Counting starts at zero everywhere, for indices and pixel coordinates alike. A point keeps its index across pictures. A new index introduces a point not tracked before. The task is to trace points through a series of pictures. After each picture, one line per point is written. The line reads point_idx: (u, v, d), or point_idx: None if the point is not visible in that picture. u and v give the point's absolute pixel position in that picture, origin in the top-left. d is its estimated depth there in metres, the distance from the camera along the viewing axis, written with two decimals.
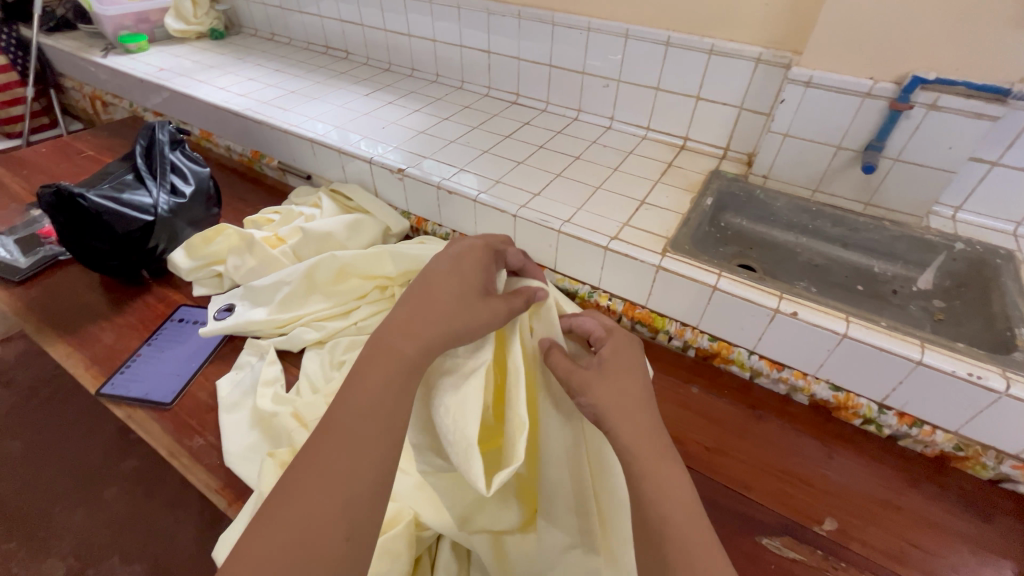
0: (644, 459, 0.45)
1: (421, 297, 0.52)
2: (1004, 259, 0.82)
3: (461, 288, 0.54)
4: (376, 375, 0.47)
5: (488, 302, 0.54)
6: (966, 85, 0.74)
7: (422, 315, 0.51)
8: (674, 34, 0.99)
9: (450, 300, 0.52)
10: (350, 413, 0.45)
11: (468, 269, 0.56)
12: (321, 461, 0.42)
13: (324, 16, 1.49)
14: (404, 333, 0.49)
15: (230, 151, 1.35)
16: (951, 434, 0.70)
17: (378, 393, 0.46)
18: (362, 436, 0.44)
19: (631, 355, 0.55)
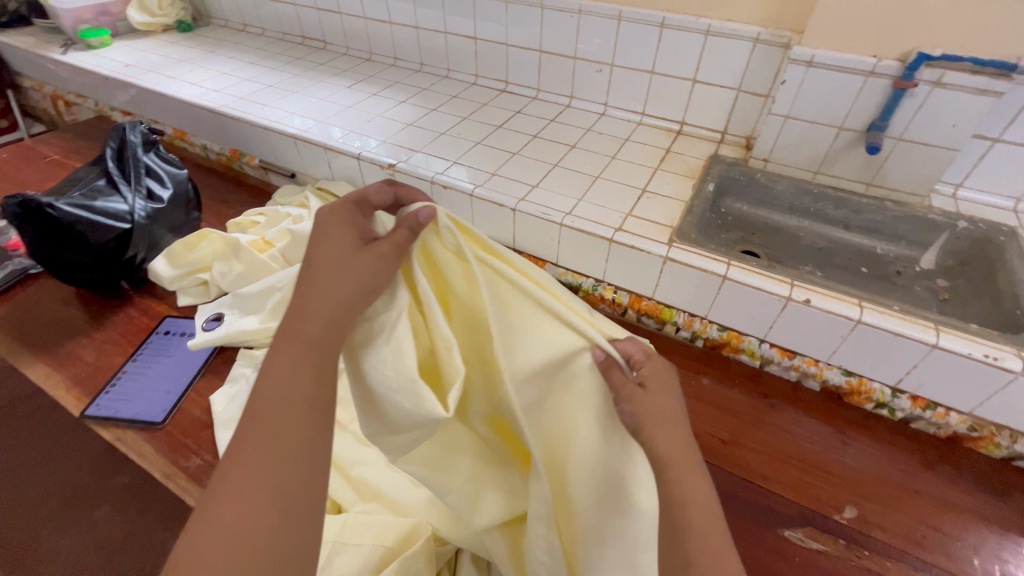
0: (678, 464, 0.42)
1: (300, 283, 0.45)
2: (1007, 237, 0.82)
3: (341, 250, 0.46)
4: (281, 360, 0.42)
5: (368, 251, 0.45)
6: (971, 61, 0.73)
7: (309, 295, 0.44)
8: (669, 15, 0.96)
9: (332, 264, 0.45)
10: (265, 404, 0.40)
11: (338, 226, 0.47)
12: (242, 462, 0.38)
13: (297, 4, 1.42)
14: (298, 316, 0.44)
15: (207, 150, 1.29)
16: (965, 415, 0.70)
17: (288, 378, 0.41)
18: (284, 427, 0.40)
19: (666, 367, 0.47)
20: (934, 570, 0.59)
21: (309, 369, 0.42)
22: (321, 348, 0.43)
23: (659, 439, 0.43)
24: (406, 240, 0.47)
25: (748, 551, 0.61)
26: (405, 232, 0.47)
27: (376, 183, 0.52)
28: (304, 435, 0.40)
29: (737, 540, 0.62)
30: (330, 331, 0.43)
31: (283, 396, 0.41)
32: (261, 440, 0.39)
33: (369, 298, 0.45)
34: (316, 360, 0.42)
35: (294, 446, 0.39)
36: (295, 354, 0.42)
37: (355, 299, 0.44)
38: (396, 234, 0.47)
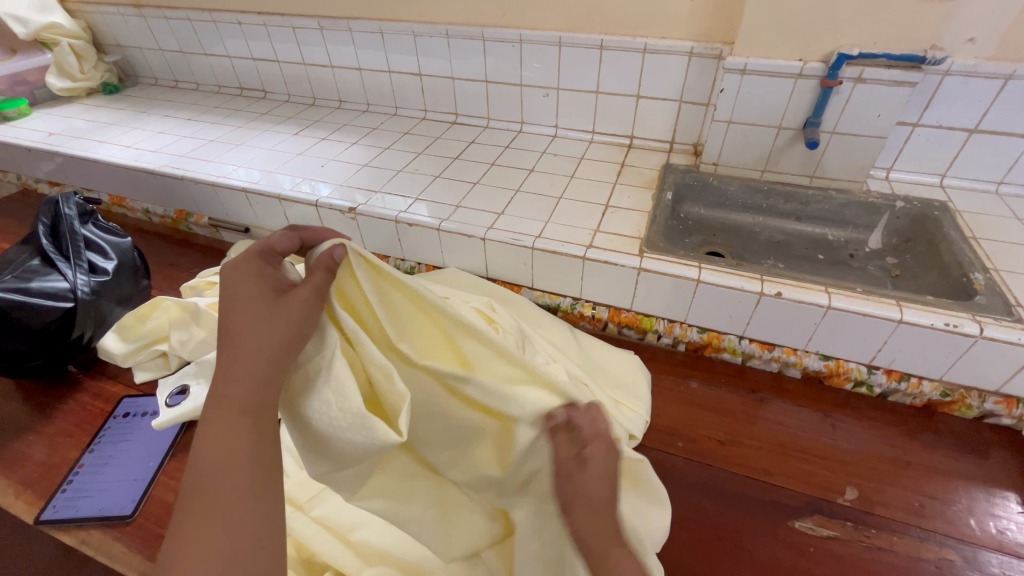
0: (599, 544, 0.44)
1: (225, 350, 0.45)
2: (941, 211, 0.89)
3: (259, 304, 0.46)
4: (216, 423, 0.41)
5: (287, 303, 0.46)
6: (887, 57, 0.80)
7: (234, 360, 0.44)
8: (606, 37, 1.00)
9: (254, 318, 0.45)
10: (203, 473, 0.39)
11: (248, 286, 0.47)
12: (188, 536, 0.37)
13: (232, 56, 1.39)
14: (226, 379, 0.43)
15: (149, 214, 1.22)
16: (936, 382, 0.73)
17: (223, 441, 0.41)
18: (229, 490, 0.39)
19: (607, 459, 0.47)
20: (939, 538, 0.61)
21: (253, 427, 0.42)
22: (254, 409, 0.43)
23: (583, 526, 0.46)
24: (324, 282, 0.48)
25: (763, 549, 0.61)
26: (322, 274, 0.48)
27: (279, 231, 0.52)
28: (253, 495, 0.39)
29: (749, 540, 0.62)
30: (264, 392, 0.43)
31: (222, 460, 0.40)
32: (205, 509, 0.38)
33: (298, 344, 0.46)
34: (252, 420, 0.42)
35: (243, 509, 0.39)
36: (230, 416, 0.42)
37: (282, 352, 0.45)
38: (314, 278, 0.48)
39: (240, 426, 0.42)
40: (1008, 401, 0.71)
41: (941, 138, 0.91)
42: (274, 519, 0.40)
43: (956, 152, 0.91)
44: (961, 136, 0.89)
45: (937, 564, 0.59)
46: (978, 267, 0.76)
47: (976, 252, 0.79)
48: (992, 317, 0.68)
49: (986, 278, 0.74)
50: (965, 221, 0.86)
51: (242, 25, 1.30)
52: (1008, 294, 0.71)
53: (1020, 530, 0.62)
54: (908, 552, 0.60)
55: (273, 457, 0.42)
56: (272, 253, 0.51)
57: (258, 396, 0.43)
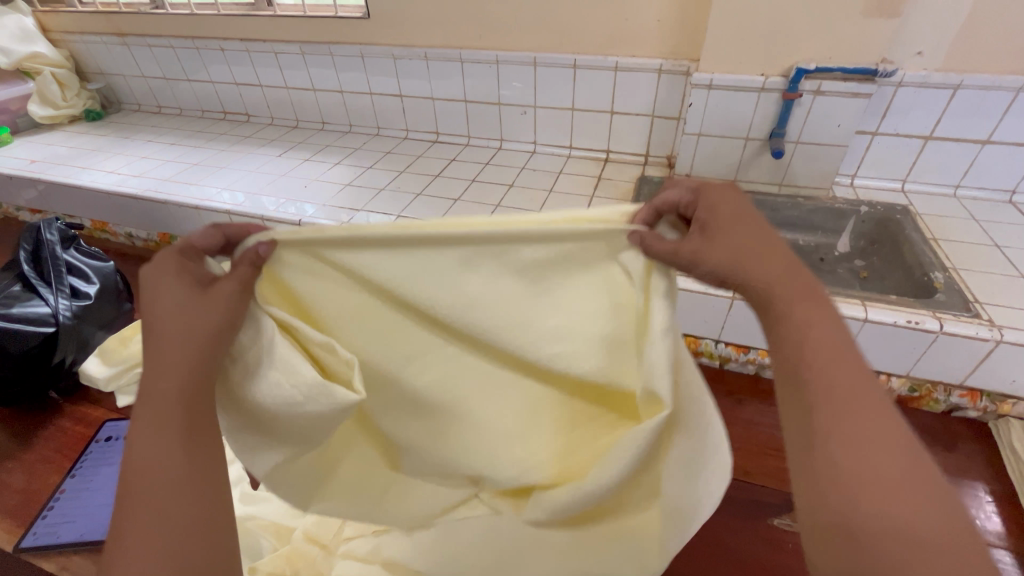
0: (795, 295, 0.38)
1: (148, 352, 0.41)
2: (902, 214, 0.93)
3: (180, 299, 0.41)
4: (147, 416, 0.39)
5: (214, 298, 0.42)
6: (842, 70, 0.84)
7: (157, 357, 0.40)
8: (579, 57, 1.04)
9: (178, 312, 0.41)
10: (138, 463, 0.38)
11: (165, 281, 0.42)
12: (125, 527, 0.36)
13: (215, 81, 1.41)
14: (151, 373, 0.40)
15: (132, 238, 1.22)
16: (904, 378, 0.76)
17: (157, 431, 0.38)
18: (160, 482, 0.37)
19: (733, 203, 0.42)
20: None
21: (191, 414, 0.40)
22: (184, 397, 0.40)
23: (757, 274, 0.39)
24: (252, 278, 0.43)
25: (742, 546, 0.63)
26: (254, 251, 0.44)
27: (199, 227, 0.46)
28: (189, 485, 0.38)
29: (729, 539, 0.63)
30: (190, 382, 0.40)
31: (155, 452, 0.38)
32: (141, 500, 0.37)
33: (227, 336, 0.42)
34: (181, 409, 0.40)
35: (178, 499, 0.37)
36: (156, 409, 0.39)
37: (205, 341, 0.41)
38: (238, 274, 0.42)
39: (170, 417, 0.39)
40: (971, 393, 0.73)
41: (900, 145, 0.95)
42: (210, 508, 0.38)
43: (914, 157, 0.96)
44: (918, 142, 0.94)
45: None
46: (937, 267, 0.80)
47: (935, 253, 0.83)
48: (951, 313, 0.71)
49: (946, 276, 0.78)
50: (926, 223, 0.90)
51: (224, 52, 1.32)
52: (965, 291, 0.75)
53: (989, 518, 0.64)
54: None
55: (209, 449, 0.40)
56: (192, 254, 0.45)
57: (189, 385, 0.40)
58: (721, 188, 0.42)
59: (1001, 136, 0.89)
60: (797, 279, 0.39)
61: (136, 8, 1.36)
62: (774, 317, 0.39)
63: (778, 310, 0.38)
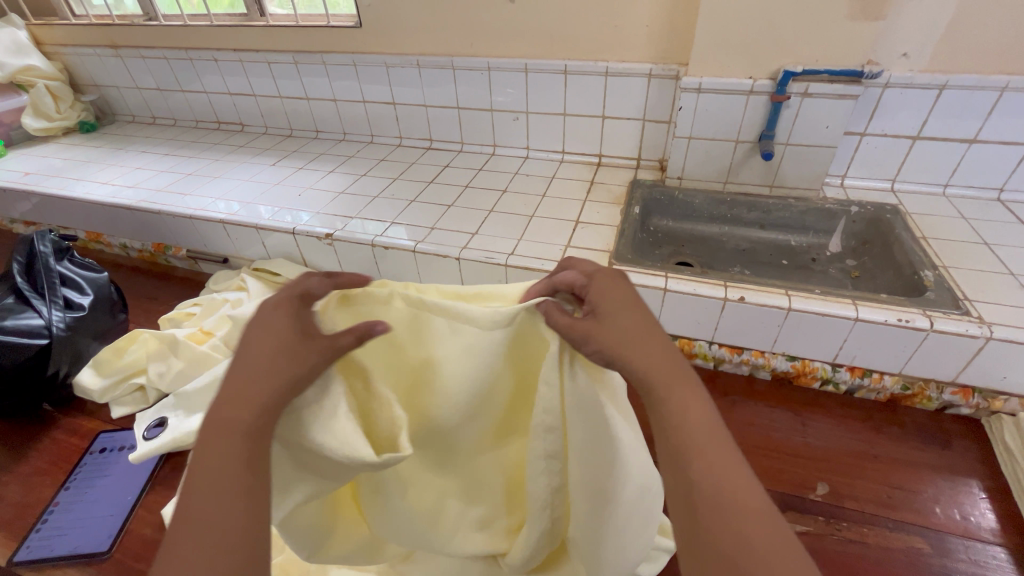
0: (665, 377, 0.41)
1: (239, 371, 0.42)
2: (892, 213, 0.94)
3: (281, 344, 0.43)
4: (218, 443, 0.38)
5: (314, 348, 0.45)
6: (829, 72, 0.85)
7: (251, 377, 0.41)
8: (569, 62, 1.05)
9: (277, 352, 0.43)
10: (197, 491, 0.36)
11: (275, 323, 0.44)
12: (172, 564, 0.33)
13: (209, 92, 1.42)
14: (241, 390, 0.41)
15: (127, 248, 1.22)
16: (896, 376, 0.76)
17: (237, 449, 0.38)
18: (219, 517, 0.35)
19: (620, 290, 0.47)
20: (908, 527, 0.63)
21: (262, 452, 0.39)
22: (260, 435, 0.40)
23: (638, 362, 0.42)
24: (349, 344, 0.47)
25: None
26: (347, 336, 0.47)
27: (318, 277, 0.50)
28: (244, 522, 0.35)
29: None
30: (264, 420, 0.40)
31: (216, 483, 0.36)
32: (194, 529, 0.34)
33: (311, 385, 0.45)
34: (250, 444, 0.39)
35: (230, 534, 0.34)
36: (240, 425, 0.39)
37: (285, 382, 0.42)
38: (343, 340, 0.47)
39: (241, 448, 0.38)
40: (964, 391, 0.74)
41: (888, 145, 0.96)
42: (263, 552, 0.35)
43: (903, 157, 0.97)
44: (906, 142, 0.95)
45: (906, 553, 0.61)
46: (928, 265, 0.81)
47: (926, 251, 0.83)
48: (941, 311, 0.71)
49: (936, 275, 0.78)
50: (916, 222, 0.91)
51: (218, 62, 1.33)
52: (955, 289, 0.75)
53: (984, 515, 0.64)
54: (879, 543, 0.62)
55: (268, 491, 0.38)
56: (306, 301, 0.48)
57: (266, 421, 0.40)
58: (605, 275, 0.48)
59: (987, 135, 0.90)
60: (669, 363, 0.42)
61: (130, 20, 1.37)
62: (653, 400, 0.40)
63: (657, 393, 0.40)
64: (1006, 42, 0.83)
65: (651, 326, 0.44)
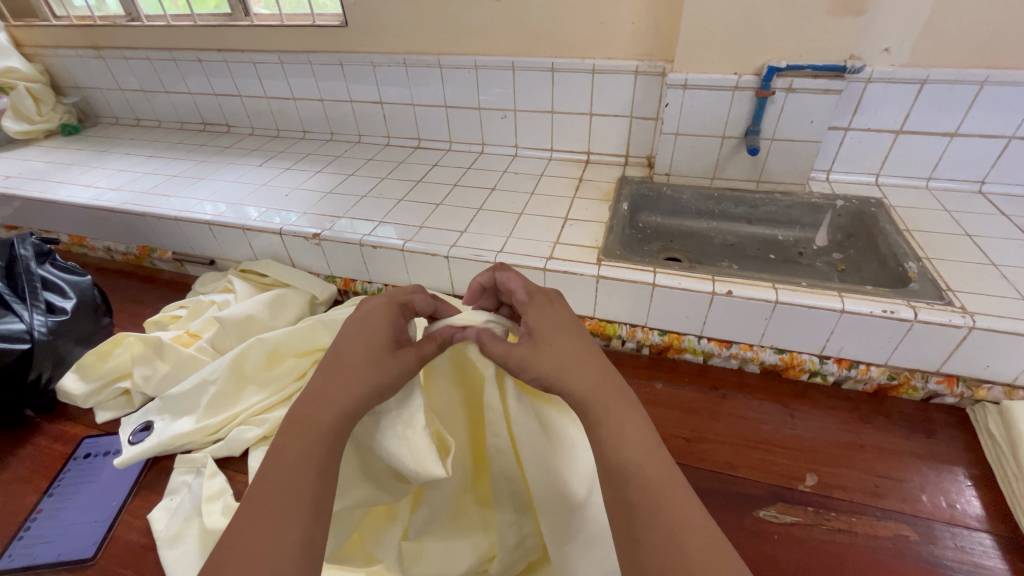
0: (601, 401, 0.44)
1: (340, 357, 0.47)
2: (877, 207, 0.95)
3: (370, 345, 0.48)
4: (298, 438, 0.42)
5: (400, 356, 0.48)
6: (812, 68, 0.86)
7: (346, 364, 0.46)
8: (556, 60, 1.05)
9: (368, 355, 0.47)
10: (272, 480, 0.40)
11: (374, 325, 0.50)
12: (257, 508, 0.39)
13: (194, 92, 1.40)
14: (339, 373, 0.46)
15: (111, 252, 1.21)
16: (883, 367, 0.77)
17: (328, 425, 0.43)
18: (284, 512, 0.39)
19: (558, 316, 0.51)
20: (895, 515, 0.64)
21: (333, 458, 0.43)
22: (334, 440, 0.43)
23: (576, 387, 0.45)
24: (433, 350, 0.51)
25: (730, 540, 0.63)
26: (428, 347, 0.50)
27: (421, 292, 0.56)
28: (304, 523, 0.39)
29: None
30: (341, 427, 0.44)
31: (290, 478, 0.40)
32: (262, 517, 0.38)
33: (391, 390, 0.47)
34: (324, 450, 0.42)
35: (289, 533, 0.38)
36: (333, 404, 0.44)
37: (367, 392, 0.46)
38: (426, 345, 0.51)
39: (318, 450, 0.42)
40: (949, 380, 0.75)
41: (872, 139, 0.97)
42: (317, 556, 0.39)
43: (887, 150, 0.98)
44: (889, 137, 0.96)
45: (893, 541, 0.61)
46: (911, 257, 0.82)
47: (909, 244, 0.84)
48: (925, 302, 0.72)
49: (919, 266, 0.79)
50: (900, 215, 0.92)
51: (202, 63, 1.32)
52: (938, 280, 0.76)
53: (969, 502, 0.65)
54: (866, 532, 0.62)
55: (328, 499, 0.42)
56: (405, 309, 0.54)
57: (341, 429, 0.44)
58: (542, 301, 0.53)
59: (969, 128, 0.91)
60: (609, 385, 0.45)
61: (112, 21, 1.35)
62: (592, 421, 0.44)
63: (596, 413, 0.44)
64: (985, 36, 0.84)
65: (590, 353, 0.48)
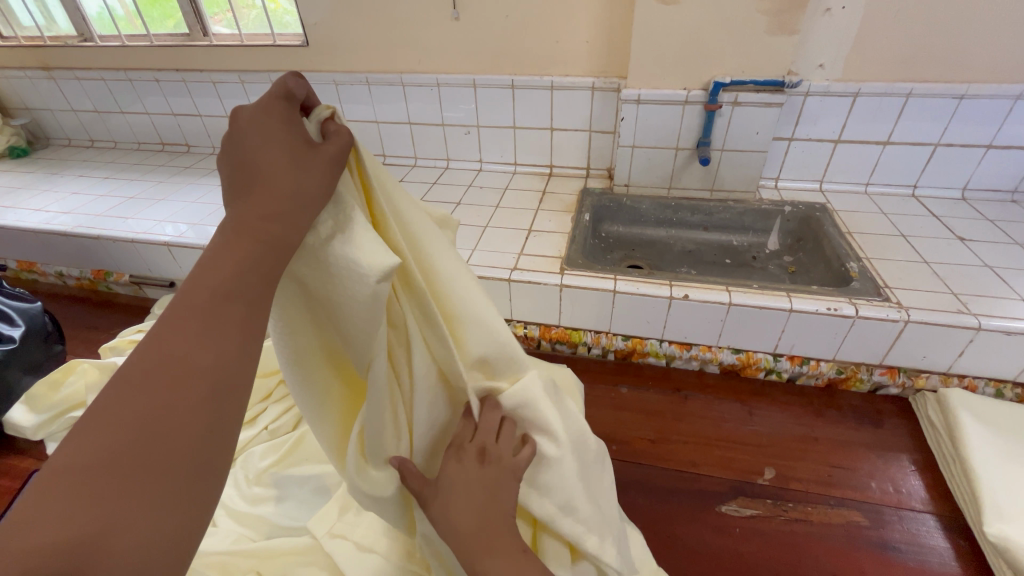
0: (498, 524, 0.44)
1: (250, 185, 0.38)
2: (821, 212, 1.00)
3: (285, 152, 0.38)
4: (216, 276, 0.34)
5: (321, 156, 0.39)
6: (754, 83, 0.91)
7: (265, 197, 0.37)
8: (516, 77, 1.08)
9: (285, 178, 0.37)
10: (174, 345, 0.31)
11: (279, 132, 0.39)
12: (137, 386, 0.29)
13: (151, 113, 1.38)
14: (258, 211, 0.37)
15: (63, 276, 1.16)
16: (831, 362, 0.81)
17: (233, 284, 0.34)
18: (173, 395, 0.30)
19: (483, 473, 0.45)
20: (848, 503, 0.67)
21: (230, 348, 0.33)
22: (249, 302, 0.35)
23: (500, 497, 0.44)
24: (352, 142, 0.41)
25: (695, 536, 0.64)
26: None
27: (292, 75, 0.41)
28: (188, 439, 0.30)
29: (680, 529, 0.65)
30: (226, 304, 0.34)
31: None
32: (105, 433, 0.28)
33: (318, 205, 0.39)
34: (244, 311, 0.34)
35: (164, 457, 0.28)
36: (247, 251, 0.36)
37: (284, 228, 0.37)
38: (341, 139, 0.41)
39: (231, 312, 0.34)
40: (891, 371, 0.79)
41: (813, 149, 1.03)
42: (211, 479, 0.31)
43: (828, 159, 1.04)
44: (829, 146, 1.02)
45: (846, 527, 0.64)
46: (853, 258, 0.87)
47: (851, 245, 0.90)
48: (865, 299, 0.77)
49: (860, 266, 0.84)
50: (842, 219, 0.98)
51: (160, 83, 1.30)
52: (877, 278, 0.81)
53: (913, 486, 0.69)
54: (822, 520, 0.65)
55: (234, 397, 0.33)
56: (292, 101, 0.40)
57: (232, 305, 0.34)
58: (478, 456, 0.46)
59: (899, 137, 0.98)
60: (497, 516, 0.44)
61: (64, 41, 1.32)
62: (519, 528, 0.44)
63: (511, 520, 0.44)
64: (908, 53, 0.91)
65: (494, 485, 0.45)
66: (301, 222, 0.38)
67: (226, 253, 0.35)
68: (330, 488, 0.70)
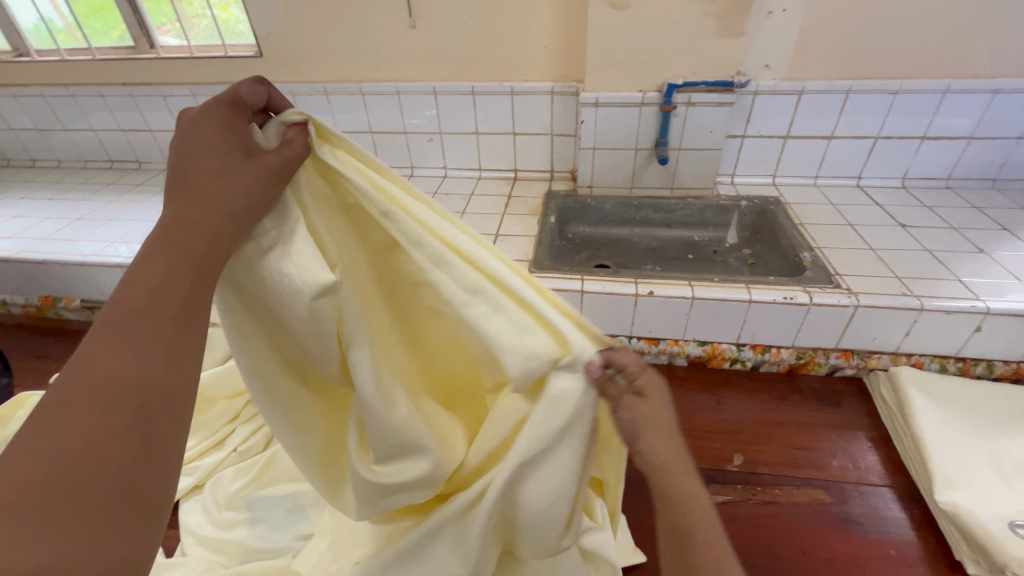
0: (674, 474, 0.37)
1: (184, 199, 0.39)
2: (775, 205, 1.05)
3: (217, 162, 0.39)
4: (139, 292, 0.35)
5: (256, 162, 0.40)
6: (705, 84, 0.94)
7: (190, 210, 0.38)
8: (476, 84, 1.09)
9: (209, 189, 0.38)
10: (100, 370, 0.32)
11: (213, 141, 0.40)
12: (60, 415, 0.30)
13: (97, 129, 1.32)
14: (181, 225, 0.38)
15: (7, 305, 1.10)
16: (791, 348, 0.85)
17: (159, 301, 0.35)
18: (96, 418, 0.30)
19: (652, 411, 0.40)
20: (812, 482, 0.70)
21: (157, 365, 0.33)
22: (179, 319, 0.35)
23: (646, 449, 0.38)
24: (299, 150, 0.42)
25: None
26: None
27: (247, 81, 0.43)
28: (118, 458, 0.30)
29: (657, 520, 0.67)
30: (151, 320, 0.34)
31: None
32: (27, 466, 0.28)
33: (251, 213, 0.39)
34: (176, 328, 0.35)
35: (93, 479, 0.29)
36: (171, 267, 0.36)
37: (209, 241, 0.37)
38: (289, 147, 0.42)
39: (158, 328, 0.34)
40: (845, 354, 0.84)
41: (764, 145, 1.08)
42: (153, 494, 0.32)
43: (778, 155, 1.09)
44: (779, 142, 1.07)
45: (811, 506, 0.67)
46: (806, 247, 0.91)
47: (803, 236, 0.94)
48: (818, 286, 0.81)
49: (812, 255, 0.89)
50: (795, 211, 1.02)
51: (105, 98, 1.25)
52: (829, 266, 0.85)
53: (871, 461, 0.73)
54: (788, 501, 0.68)
55: (170, 411, 0.33)
56: (240, 109, 0.42)
57: (155, 321, 0.34)
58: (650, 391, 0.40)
59: (842, 131, 1.04)
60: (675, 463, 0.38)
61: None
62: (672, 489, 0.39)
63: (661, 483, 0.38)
64: (847, 50, 0.96)
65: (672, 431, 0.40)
66: (230, 231, 0.38)
67: (150, 271, 0.36)
68: (306, 507, 0.69)
